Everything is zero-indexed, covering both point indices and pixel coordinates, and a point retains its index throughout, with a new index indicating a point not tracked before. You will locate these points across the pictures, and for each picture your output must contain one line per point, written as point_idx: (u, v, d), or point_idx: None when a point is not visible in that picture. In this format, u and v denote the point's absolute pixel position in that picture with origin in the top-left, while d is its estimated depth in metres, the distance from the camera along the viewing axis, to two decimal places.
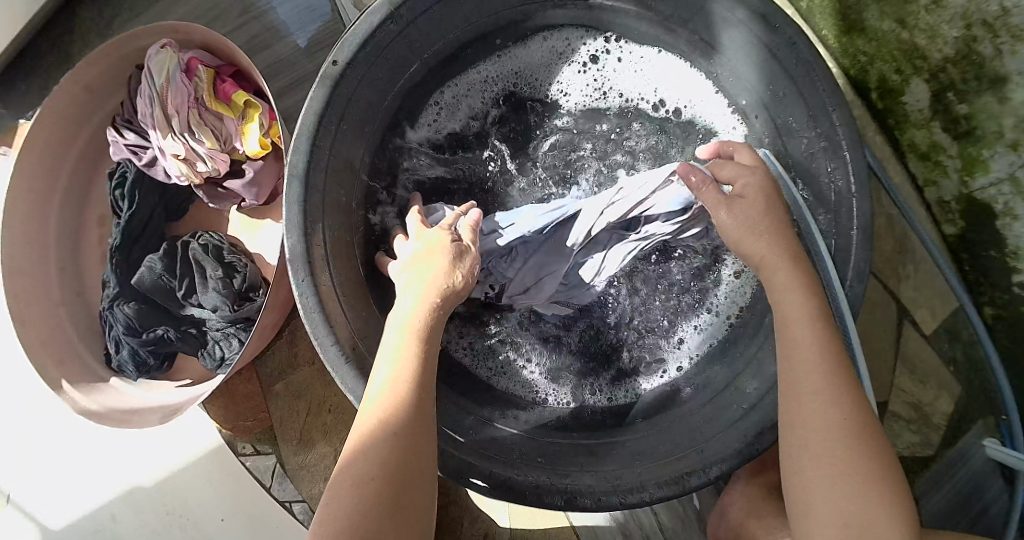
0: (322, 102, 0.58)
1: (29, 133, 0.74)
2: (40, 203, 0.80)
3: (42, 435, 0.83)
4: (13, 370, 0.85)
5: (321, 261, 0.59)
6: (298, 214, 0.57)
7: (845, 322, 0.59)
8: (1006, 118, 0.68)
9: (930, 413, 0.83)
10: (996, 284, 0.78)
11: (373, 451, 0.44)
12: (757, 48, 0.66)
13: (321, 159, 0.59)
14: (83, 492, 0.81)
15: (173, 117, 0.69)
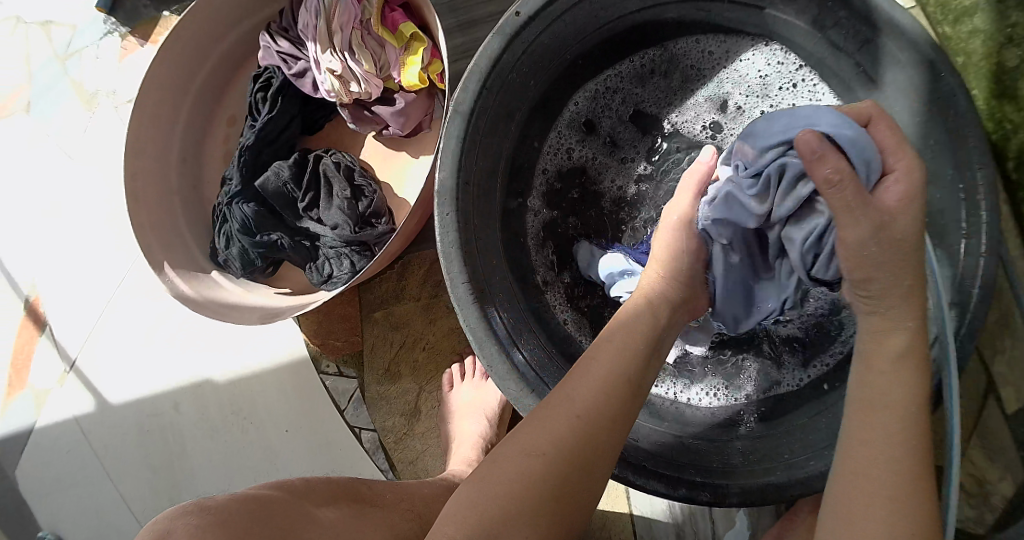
0: (500, 47, 0.59)
1: (191, 20, 0.76)
2: (181, 91, 0.81)
3: (126, 313, 0.86)
4: (115, 248, 0.89)
5: (465, 198, 0.60)
6: (455, 149, 0.59)
7: (951, 377, 0.58)
8: None
9: (993, 493, 0.81)
10: None
11: (545, 430, 0.48)
12: (919, 92, 0.65)
13: (485, 103, 0.60)
14: (153, 375, 0.85)
15: (336, 33, 0.70)
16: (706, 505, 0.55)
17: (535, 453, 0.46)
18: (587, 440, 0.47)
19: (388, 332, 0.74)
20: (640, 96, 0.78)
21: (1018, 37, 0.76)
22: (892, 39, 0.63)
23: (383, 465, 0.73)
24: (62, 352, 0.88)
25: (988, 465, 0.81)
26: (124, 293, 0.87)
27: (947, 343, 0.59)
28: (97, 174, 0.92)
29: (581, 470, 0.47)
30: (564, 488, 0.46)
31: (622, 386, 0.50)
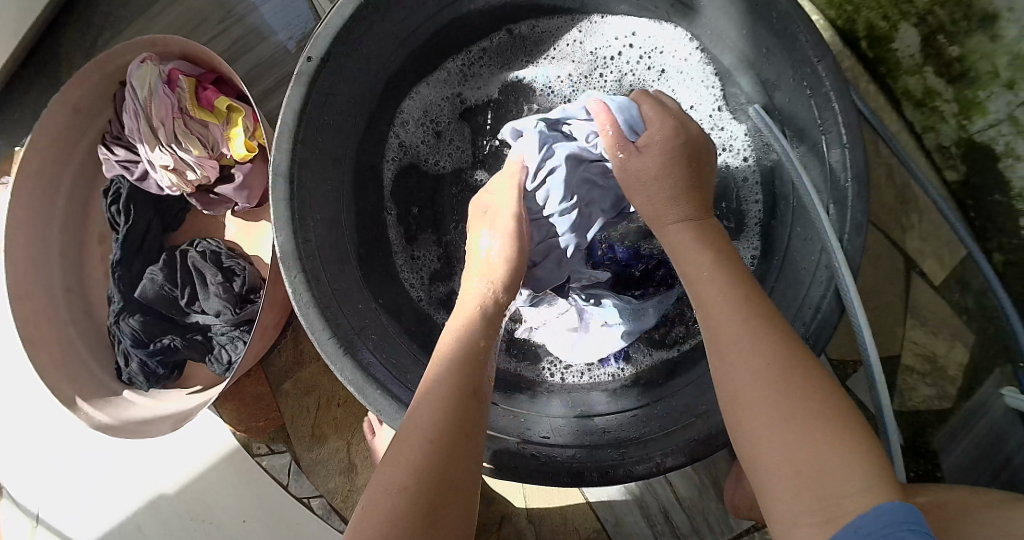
0: (300, 101, 0.57)
1: (23, 155, 0.74)
2: (41, 224, 0.80)
3: (69, 452, 0.86)
4: (36, 394, 0.87)
5: (312, 255, 0.58)
6: (286, 211, 0.57)
7: (846, 282, 0.54)
8: (1000, 57, 0.67)
9: (945, 365, 0.81)
10: (1004, 229, 0.77)
11: (404, 458, 0.42)
12: (733, 7, 0.63)
13: (303, 156, 0.58)
14: (111, 503, 0.84)
15: (160, 129, 0.69)
16: (628, 479, 0.55)
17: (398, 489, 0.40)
18: (447, 452, 0.42)
19: (302, 399, 0.75)
20: (468, 90, 0.77)
21: None
22: None
23: (341, 526, 0.74)
24: (23, 507, 0.85)
25: (931, 341, 0.81)
26: (62, 432, 0.86)
27: (833, 249, 0.55)
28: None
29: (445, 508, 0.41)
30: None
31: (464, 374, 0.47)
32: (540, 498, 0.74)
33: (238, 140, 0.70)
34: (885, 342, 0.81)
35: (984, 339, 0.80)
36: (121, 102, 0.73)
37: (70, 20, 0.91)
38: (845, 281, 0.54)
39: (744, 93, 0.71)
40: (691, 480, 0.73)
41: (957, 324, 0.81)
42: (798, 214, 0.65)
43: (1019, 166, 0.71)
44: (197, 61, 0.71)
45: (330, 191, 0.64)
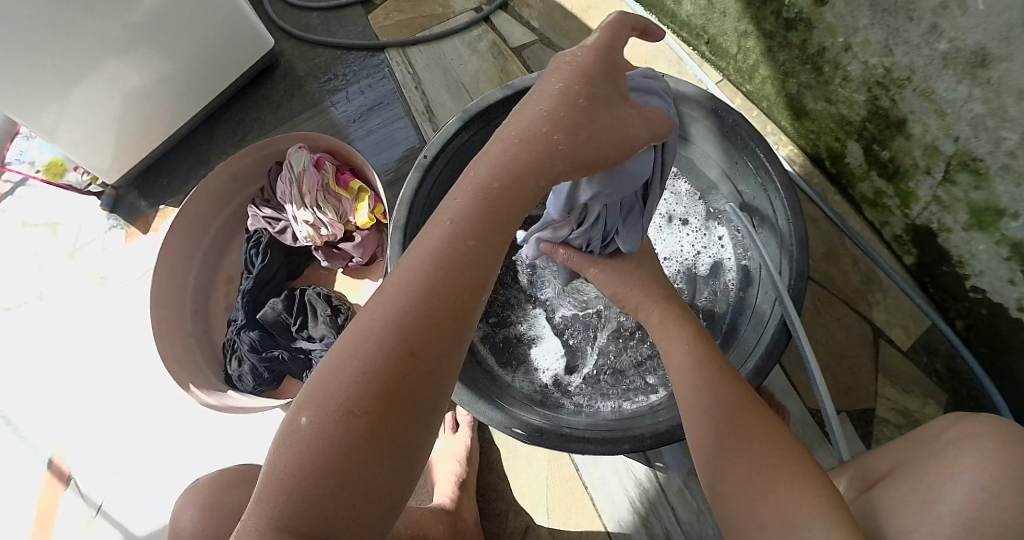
0: (417, 182, 0.82)
1: (189, 202, 1.01)
2: (186, 259, 1.05)
3: (140, 460, 1.12)
4: (129, 411, 1.16)
5: (412, 280, 0.79)
6: (399, 245, 0.79)
7: (794, 325, 0.73)
8: (915, 150, 0.87)
9: (919, 419, 0.95)
10: (956, 296, 0.94)
11: (345, 384, 0.41)
12: (714, 135, 0.87)
13: (415, 213, 0.81)
14: (167, 504, 1.09)
15: (306, 195, 0.93)
16: (630, 452, 0.70)
17: (346, 416, 0.40)
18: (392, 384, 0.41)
19: None
20: None
21: (791, 72, 0.99)
22: (685, 104, 0.86)
23: None
24: (89, 501, 1.11)
25: (904, 397, 0.96)
26: (141, 443, 1.13)
27: (784, 299, 0.75)
28: (104, 356, 1.20)
29: (386, 427, 0.40)
30: (375, 437, 0.40)
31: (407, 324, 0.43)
32: (559, 517, 0.89)
33: (362, 211, 0.95)
34: (861, 398, 0.97)
35: (954, 396, 0.95)
36: (274, 177, 1.00)
37: (236, 130, 1.28)
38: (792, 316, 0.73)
39: (724, 197, 0.93)
40: (691, 507, 0.86)
41: (929, 384, 0.96)
42: (762, 282, 0.84)
43: (952, 237, 0.89)
44: (338, 153, 0.97)
45: None
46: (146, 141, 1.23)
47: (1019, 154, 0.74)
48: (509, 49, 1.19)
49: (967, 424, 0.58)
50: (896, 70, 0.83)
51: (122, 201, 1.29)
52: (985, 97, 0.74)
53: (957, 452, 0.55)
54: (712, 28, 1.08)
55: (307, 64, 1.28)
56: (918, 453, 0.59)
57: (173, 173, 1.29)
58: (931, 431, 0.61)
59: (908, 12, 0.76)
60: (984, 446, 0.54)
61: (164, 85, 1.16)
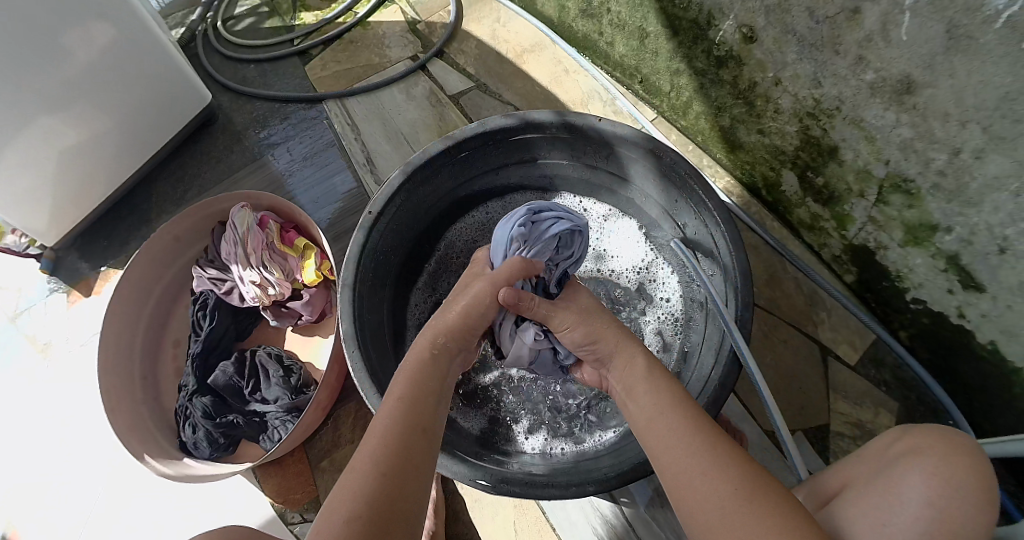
0: (363, 239, 0.82)
1: (129, 267, 0.98)
2: (130, 325, 1.02)
3: (97, 535, 1.07)
4: (83, 485, 1.10)
5: (363, 339, 0.78)
6: (350, 308, 0.79)
7: (745, 358, 0.76)
8: (849, 176, 0.91)
9: (872, 429, 0.98)
10: (897, 310, 0.99)
11: (360, 473, 0.54)
12: (654, 175, 0.90)
13: (361, 273, 0.81)
14: None
15: (251, 255, 0.91)
16: (596, 493, 0.71)
17: (352, 493, 0.52)
18: (387, 471, 0.54)
19: (337, 475, 0.92)
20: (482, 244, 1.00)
21: (724, 106, 1.03)
22: (623, 147, 0.88)
23: None
24: None
25: (856, 410, 0.99)
26: (98, 518, 1.08)
27: (734, 335, 0.78)
28: (49, 425, 1.15)
29: (394, 506, 0.52)
30: (390, 514, 0.51)
31: (402, 429, 0.58)
32: None
33: (309, 268, 0.93)
34: (815, 414, 1.00)
35: (906, 404, 0.98)
36: (218, 237, 0.98)
37: (175, 187, 1.26)
38: (740, 346, 0.76)
39: (667, 234, 0.94)
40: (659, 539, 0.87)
41: (878, 395, 0.99)
42: (709, 315, 0.86)
43: (889, 253, 0.93)
44: (281, 211, 0.96)
45: (377, 305, 0.84)
46: (88, 201, 1.21)
47: (947, 172, 0.78)
48: (447, 98, 1.20)
49: (911, 439, 0.64)
50: (824, 101, 0.87)
51: (60, 262, 1.25)
52: (912, 122, 0.78)
53: (903, 471, 0.60)
54: (644, 68, 1.11)
55: (245, 117, 1.26)
56: (875, 461, 0.65)
57: (113, 233, 1.26)
58: (881, 448, 0.66)
59: (834, 45, 0.81)
60: (926, 462, 0.60)
61: (101, 143, 1.13)
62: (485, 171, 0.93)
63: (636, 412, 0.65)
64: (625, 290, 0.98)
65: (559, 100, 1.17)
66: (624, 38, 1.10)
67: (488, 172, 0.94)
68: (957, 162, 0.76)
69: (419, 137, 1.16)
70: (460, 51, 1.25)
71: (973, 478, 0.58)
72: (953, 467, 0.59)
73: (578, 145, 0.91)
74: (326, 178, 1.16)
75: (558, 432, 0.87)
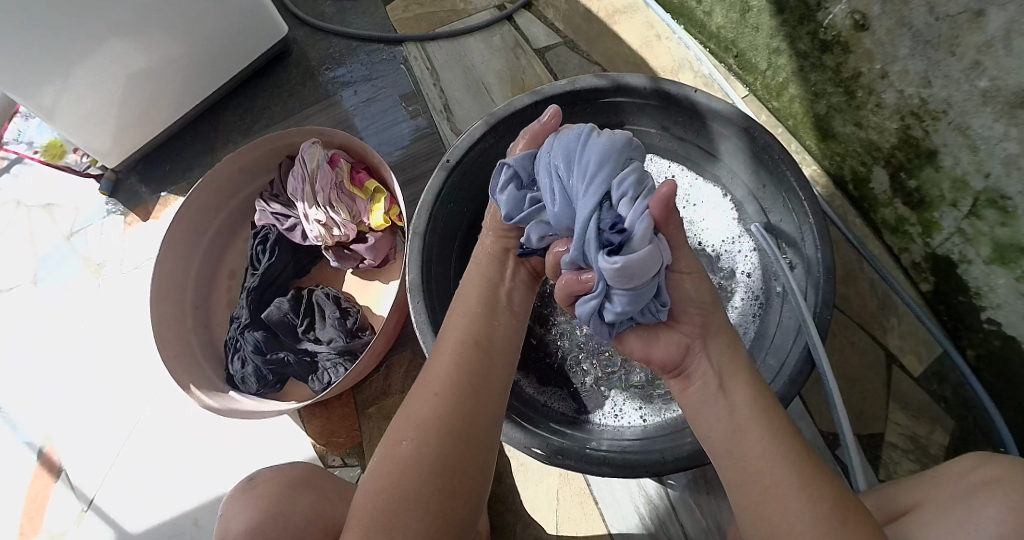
0: (439, 186, 0.79)
1: (193, 195, 0.97)
2: (188, 251, 1.02)
3: (136, 454, 1.09)
4: (127, 405, 1.12)
5: (430, 288, 0.77)
6: (419, 257, 0.77)
7: (818, 353, 0.73)
8: (943, 183, 0.85)
9: (927, 445, 0.94)
10: (969, 325, 0.93)
11: (428, 411, 0.60)
12: (746, 155, 0.85)
13: (434, 221, 0.79)
14: (169, 500, 1.06)
15: (319, 193, 0.90)
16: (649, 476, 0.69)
17: (421, 432, 0.58)
18: (453, 415, 0.59)
19: (381, 423, 0.91)
20: None
21: (821, 93, 0.97)
22: (715, 121, 0.84)
23: None
24: (80, 494, 1.07)
25: (913, 423, 0.95)
26: (139, 437, 1.10)
27: (811, 330, 0.74)
28: (99, 341, 1.16)
29: (458, 446, 0.58)
30: (454, 453, 0.58)
31: (468, 373, 0.63)
32: (568, 526, 0.87)
33: (377, 213, 0.91)
34: (872, 422, 0.96)
35: (962, 424, 0.93)
36: (285, 172, 0.97)
37: (241, 120, 1.25)
38: (816, 346, 0.73)
39: (749, 217, 0.90)
40: (699, 524, 0.85)
41: (936, 411, 0.95)
42: (787, 306, 0.82)
43: (972, 269, 0.88)
44: (353, 152, 0.94)
45: (445, 257, 0.82)
46: (155, 127, 1.21)
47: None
48: (531, 51, 1.16)
49: (988, 469, 0.60)
50: (932, 101, 0.81)
51: (120, 184, 1.26)
52: (1022, 137, 0.73)
53: (982, 503, 0.57)
54: (742, 42, 1.05)
55: (318, 53, 1.24)
56: (945, 486, 0.61)
57: (175, 159, 1.25)
58: (954, 470, 0.62)
59: (950, 47, 0.75)
60: (1007, 498, 0.56)
61: (171, 69, 1.12)
62: (570, 128, 0.89)
63: (708, 425, 0.60)
64: (697, 260, 0.92)
65: (649, 68, 1.13)
66: (724, 9, 1.04)
67: (574, 129, 0.89)
68: None
69: (498, 88, 1.14)
70: (548, 6, 1.21)
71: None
72: None
73: (670, 113, 0.87)
74: (397, 121, 1.15)
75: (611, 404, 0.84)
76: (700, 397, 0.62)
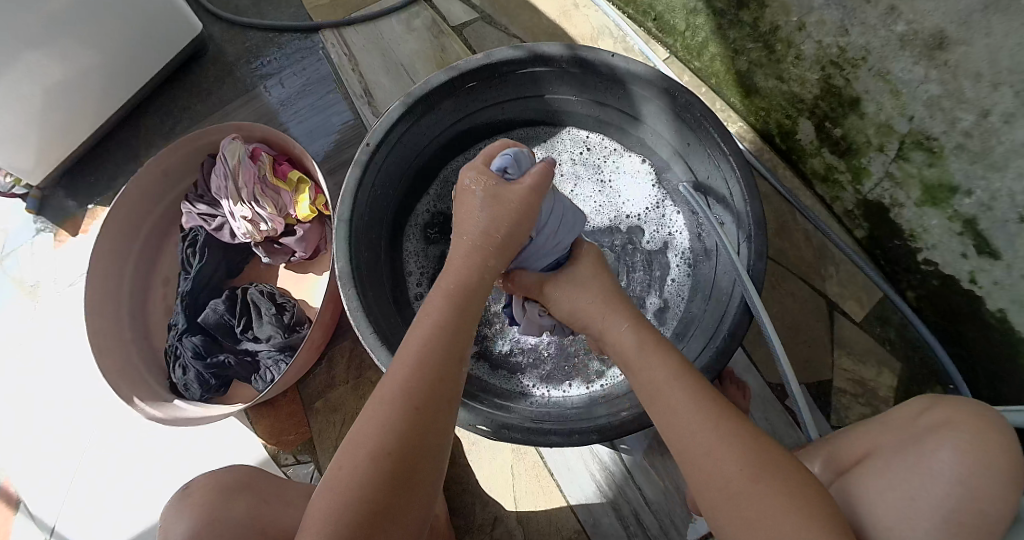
0: (360, 171, 0.77)
1: (117, 203, 0.94)
2: (118, 263, 0.98)
3: (90, 477, 1.06)
4: (74, 428, 1.09)
5: (361, 274, 0.76)
6: (345, 243, 0.75)
7: (755, 306, 0.72)
8: (869, 129, 0.87)
9: (875, 387, 0.96)
10: (908, 269, 0.95)
11: (393, 410, 0.50)
12: (668, 115, 0.85)
13: (359, 206, 0.77)
14: (128, 521, 1.03)
15: (243, 188, 0.88)
16: (599, 442, 0.69)
17: (384, 438, 0.49)
18: (421, 416, 0.50)
19: (331, 416, 0.90)
20: None
21: (742, 49, 0.98)
22: (635, 86, 0.83)
23: None
24: (38, 524, 1.04)
25: (860, 367, 0.97)
26: (91, 460, 1.07)
27: (741, 280, 0.75)
28: (38, 365, 1.12)
29: (424, 453, 0.50)
30: (420, 458, 0.50)
31: (439, 364, 0.53)
32: (527, 503, 0.88)
33: (303, 203, 0.90)
34: (819, 370, 0.98)
35: (910, 365, 0.96)
36: (208, 170, 0.94)
37: (165, 125, 1.21)
38: (751, 295, 0.72)
39: (678, 176, 0.92)
40: (657, 486, 0.86)
41: (882, 352, 0.97)
42: (720, 260, 0.83)
43: (905, 212, 0.89)
44: (274, 143, 0.92)
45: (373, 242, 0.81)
46: (75, 139, 1.16)
47: (973, 133, 0.74)
48: (450, 28, 1.15)
49: (940, 411, 0.61)
50: (851, 49, 0.82)
51: (47, 202, 1.20)
52: (941, 79, 0.74)
53: (934, 445, 0.57)
54: (658, 5, 1.06)
55: (237, 48, 1.21)
56: (898, 433, 0.62)
57: (100, 170, 1.21)
58: (907, 417, 0.63)
59: None
60: (959, 439, 0.56)
61: (85, 78, 1.08)
62: (490, 105, 0.90)
63: (649, 376, 0.59)
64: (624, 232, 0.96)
65: (567, 36, 1.13)
66: None
67: (493, 106, 0.90)
68: (984, 124, 0.72)
69: (420, 68, 1.13)
70: None
71: (1007, 456, 0.56)
72: (983, 445, 0.56)
73: (588, 81, 0.86)
74: (322, 111, 1.13)
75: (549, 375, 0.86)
76: (657, 350, 0.61)
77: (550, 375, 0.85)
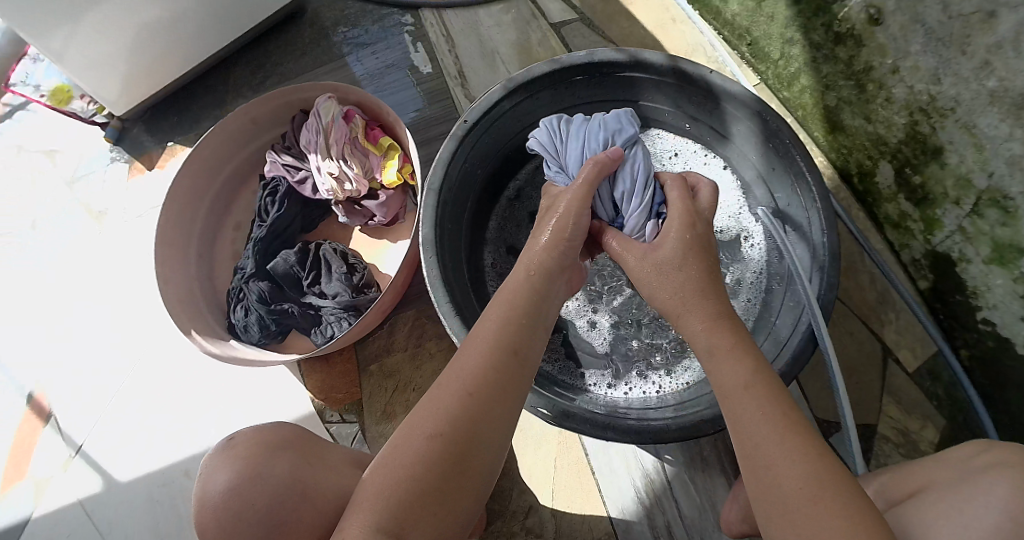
0: (453, 149, 0.79)
1: (205, 142, 0.97)
2: (195, 200, 1.01)
3: (127, 402, 1.08)
4: (121, 353, 1.11)
5: (443, 245, 0.78)
6: (431, 213, 0.77)
7: (823, 335, 0.73)
8: (947, 179, 0.87)
9: (917, 440, 0.96)
10: (966, 326, 0.96)
11: (446, 399, 0.56)
12: (759, 138, 0.86)
13: (449, 180, 0.79)
14: (159, 452, 1.05)
15: (334, 146, 0.90)
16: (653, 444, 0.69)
17: (435, 426, 0.54)
18: (473, 408, 0.55)
19: (383, 381, 0.91)
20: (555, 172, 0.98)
21: (832, 84, 0.99)
22: (729, 103, 0.85)
23: None
24: (68, 440, 1.06)
25: (906, 417, 0.97)
26: (132, 387, 1.09)
27: (812, 308, 0.76)
28: (96, 287, 1.15)
29: (474, 447, 0.54)
30: (472, 452, 0.54)
31: (491, 362, 0.58)
32: (563, 497, 0.88)
33: (390, 170, 0.92)
34: (865, 413, 0.98)
35: (954, 424, 0.96)
36: (299, 125, 0.97)
37: (254, 77, 1.24)
38: (820, 325, 0.73)
39: (757, 199, 0.92)
40: (693, 501, 0.87)
41: (929, 406, 0.97)
42: (790, 287, 0.83)
43: (971, 268, 0.90)
44: (368, 109, 0.94)
45: (455, 216, 0.83)
46: (166, 78, 1.20)
47: None
48: (547, 25, 1.17)
49: (997, 453, 0.61)
50: (942, 99, 0.83)
51: (126, 132, 1.24)
52: None
53: (988, 482, 0.58)
54: (755, 31, 1.07)
55: (336, 14, 1.24)
56: (953, 473, 0.62)
57: (184, 110, 1.24)
58: (960, 457, 0.63)
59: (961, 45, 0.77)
60: (1015, 481, 0.57)
61: (188, 19, 1.11)
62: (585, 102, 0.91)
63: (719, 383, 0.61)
64: None
65: (661, 49, 1.16)
66: None
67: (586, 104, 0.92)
68: None
69: (512, 59, 1.15)
70: None
71: None
72: None
73: (685, 92, 0.88)
74: (411, 86, 1.15)
75: (609, 376, 0.86)
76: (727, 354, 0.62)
77: (606, 374, 0.86)
